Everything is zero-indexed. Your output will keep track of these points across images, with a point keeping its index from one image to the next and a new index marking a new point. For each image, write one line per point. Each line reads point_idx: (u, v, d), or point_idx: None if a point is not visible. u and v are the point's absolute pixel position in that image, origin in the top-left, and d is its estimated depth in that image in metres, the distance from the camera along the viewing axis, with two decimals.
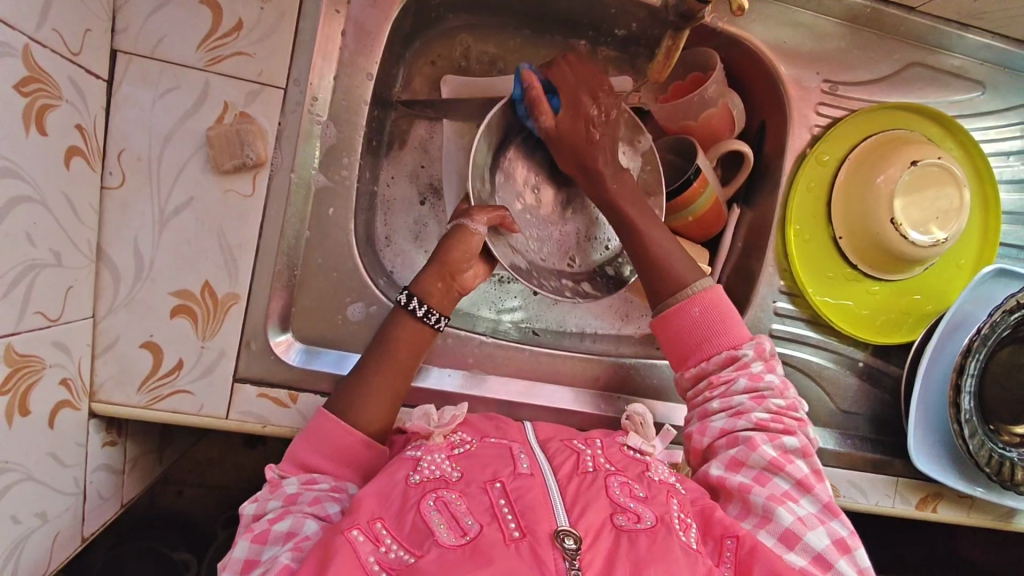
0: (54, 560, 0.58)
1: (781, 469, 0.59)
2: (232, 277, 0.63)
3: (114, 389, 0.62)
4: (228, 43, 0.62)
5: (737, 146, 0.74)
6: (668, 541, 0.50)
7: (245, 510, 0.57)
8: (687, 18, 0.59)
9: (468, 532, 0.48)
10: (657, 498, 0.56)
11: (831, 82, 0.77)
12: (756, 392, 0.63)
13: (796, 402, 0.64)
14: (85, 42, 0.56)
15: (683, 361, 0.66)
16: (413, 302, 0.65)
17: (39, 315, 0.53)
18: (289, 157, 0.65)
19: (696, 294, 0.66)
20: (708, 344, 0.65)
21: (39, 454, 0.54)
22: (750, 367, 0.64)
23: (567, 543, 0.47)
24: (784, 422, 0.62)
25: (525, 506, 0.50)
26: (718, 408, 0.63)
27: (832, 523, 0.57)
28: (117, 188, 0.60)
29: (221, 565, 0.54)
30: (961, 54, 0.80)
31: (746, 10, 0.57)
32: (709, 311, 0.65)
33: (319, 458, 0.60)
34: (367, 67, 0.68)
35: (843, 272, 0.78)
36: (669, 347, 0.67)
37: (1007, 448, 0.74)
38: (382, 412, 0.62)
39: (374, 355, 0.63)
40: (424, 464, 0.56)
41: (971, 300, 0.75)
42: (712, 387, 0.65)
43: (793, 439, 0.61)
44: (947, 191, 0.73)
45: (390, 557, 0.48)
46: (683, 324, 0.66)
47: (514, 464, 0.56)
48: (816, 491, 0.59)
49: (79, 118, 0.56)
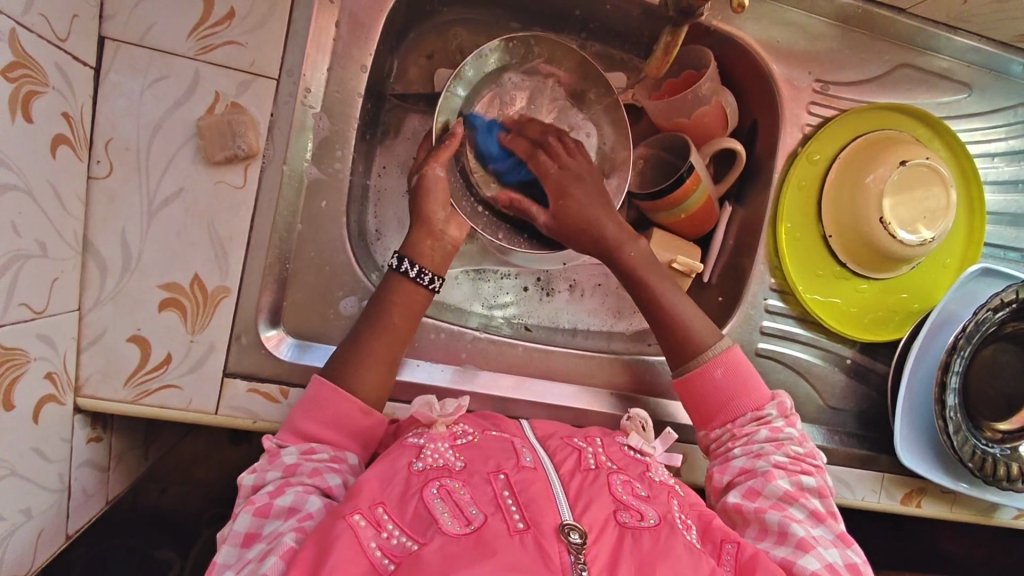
0: (38, 557, 0.57)
1: (796, 499, 0.60)
2: (222, 270, 0.62)
3: (100, 383, 0.60)
4: (219, 32, 0.61)
5: (730, 143, 0.74)
6: (671, 539, 0.50)
7: (242, 481, 0.56)
8: (686, 14, 0.59)
9: (472, 522, 0.48)
10: (659, 497, 0.57)
11: (822, 82, 0.78)
12: (777, 441, 0.65)
13: (815, 451, 0.65)
14: (72, 28, 0.54)
15: (706, 422, 0.68)
16: (404, 264, 0.66)
17: (24, 308, 0.51)
18: (281, 150, 0.64)
19: (717, 355, 0.67)
20: (734, 405, 0.67)
21: (23, 449, 0.53)
22: (772, 423, 0.66)
23: (572, 537, 0.47)
24: (803, 465, 0.63)
25: (530, 498, 0.50)
26: (738, 453, 0.65)
27: (846, 550, 0.56)
28: (104, 179, 0.59)
29: (222, 538, 0.53)
30: (950, 56, 0.81)
31: (745, 7, 0.56)
32: (731, 371, 0.67)
33: (318, 428, 0.59)
34: (361, 59, 0.68)
35: (831, 270, 0.79)
36: (693, 409, 0.69)
37: (990, 445, 0.75)
38: (380, 379, 0.63)
39: (372, 329, 0.63)
40: (427, 452, 0.56)
41: (957, 299, 0.76)
42: (733, 438, 0.66)
43: (811, 479, 0.62)
44: (934, 192, 0.74)
45: (392, 543, 0.48)
46: (705, 387, 0.67)
47: (517, 457, 0.56)
48: (830, 523, 0.58)
49: (66, 105, 0.54)
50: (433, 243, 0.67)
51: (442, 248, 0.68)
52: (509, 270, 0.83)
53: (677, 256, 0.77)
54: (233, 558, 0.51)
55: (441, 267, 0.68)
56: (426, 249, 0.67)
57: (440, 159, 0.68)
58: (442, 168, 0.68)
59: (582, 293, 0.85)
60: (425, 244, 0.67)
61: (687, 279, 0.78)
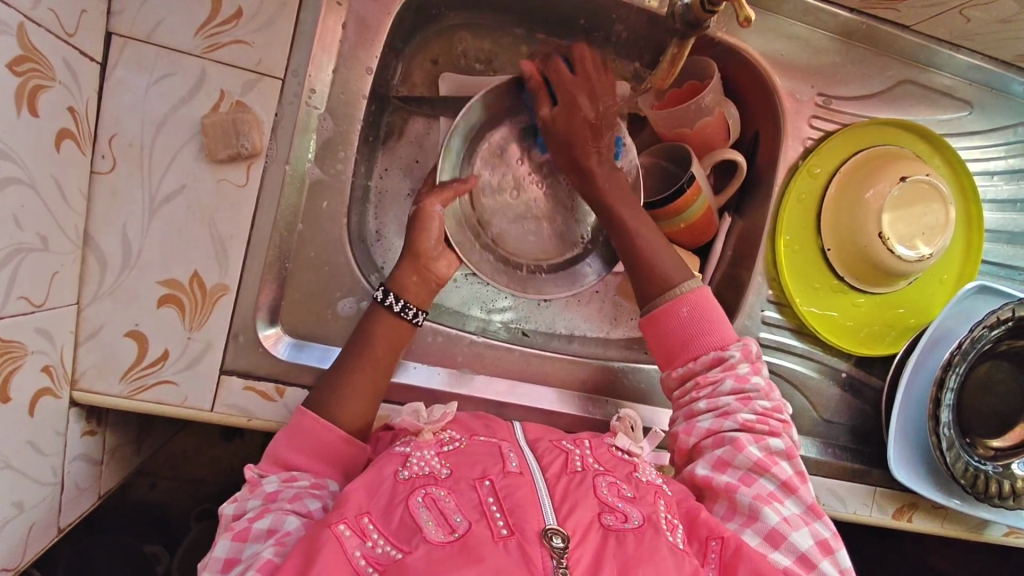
0: (29, 550, 0.57)
1: (766, 470, 0.61)
2: (222, 268, 0.62)
3: (96, 377, 0.60)
4: (226, 31, 0.61)
5: (731, 154, 0.75)
6: (656, 541, 0.51)
7: (223, 510, 0.56)
8: (693, 26, 0.59)
9: (457, 529, 0.48)
10: (645, 498, 0.57)
11: (824, 96, 0.78)
12: (742, 393, 0.64)
13: (781, 404, 0.65)
14: (80, 24, 0.55)
15: (670, 361, 0.68)
16: (389, 298, 0.66)
17: (23, 301, 0.51)
18: (284, 149, 0.64)
19: (683, 294, 0.67)
20: (697, 343, 0.66)
21: (18, 442, 0.53)
22: (736, 368, 0.65)
23: (555, 542, 0.47)
24: (770, 423, 0.63)
25: (513, 504, 0.51)
26: (704, 408, 0.64)
27: (816, 524, 0.58)
28: (107, 173, 0.59)
29: (201, 566, 0.53)
30: (951, 74, 0.81)
31: (752, 22, 0.53)
32: (697, 309, 0.67)
33: (297, 456, 0.59)
34: (367, 61, 0.68)
35: (829, 284, 0.79)
36: (658, 347, 0.68)
37: (983, 461, 0.75)
38: (360, 410, 0.63)
39: (354, 361, 0.63)
40: (414, 460, 0.57)
41: (954, 316, 0.77)
42: (698, 387, 0.66)
43: (778, 441, 0.63)
44: (933, 208, 0.74)
45: (377, 552, 0.48)
46: (670, 324, 0.67)
47: (503, 462, 0.56)
48: (800, 493, 0.60)
49: (72, 100, 0.55)
50: (418, 279, 0.67)
51: (426, 285, 0.68)
52: None
53: None
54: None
55: (426, 301, 0.68)
56: (410, 283, 0.67)
57: (441, 198, 0.67)
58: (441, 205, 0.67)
59: (580, 299, 0.85)
60: (421, 258, 0.67)
61: None
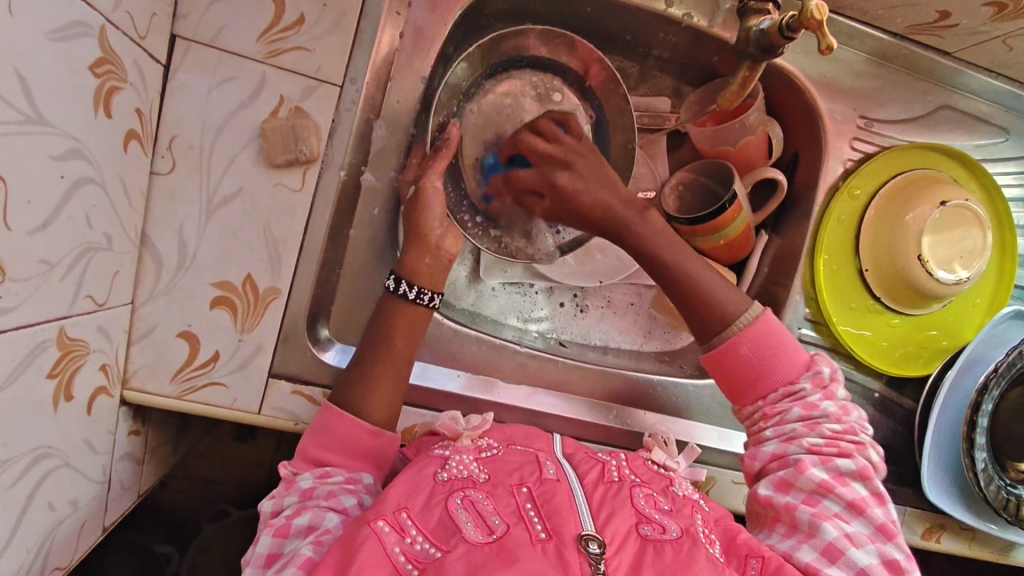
0: (79, 548, 0.57)
1: (831, 491, 0.59)
2: (274, 271, 0.63)
3: (148, 376, 0.61)
4: (288, 37, 0.61)
5: (772, 173, 0.76)
6: (694, 551, 0.50)
7: (261, 507, 0.57)
8: (767, 51, 0.57)
9: (495, 531, 0.49)
10: (682, 511, 0.57)
11: (866, 118, 0.79)
12: (810, 419, 0.63)
13: (854, 426, 0.63)
14: (150, 26, 0.55)
15: (739, 397, 0.66)
16: (402, 286, 0.64)
17: (89, 299, 0.52)
18: (339, 155, 0.65)
19: (742, 332, 0.64)
20: (765, 381, 0.64)
21: (76, 439, 0.53)
22: (806, 398, 0.64)
23: (591, 547, 0.47)
24: (840, 446, 0.61)
25: (552, 508, 0.51)
26: (771, 434, 0.64)
27: (885, 545, 0.56)
28: (166, 175, 0.60)
29: (244, 561, 0.53)
30: (989, 100, 0.82)
31: (833, 50, 0.50)
32: (758, 347, 0.64)
33: (328, 453, 0.59)
34: (422, 70, 0.69)
35: (865, 303, 0.80)
36: (724, 384, 0.67)
37: (1015, 485, 0.76)
38: (389, 403, 0.62)
39: (380, 354, 0.62)
40: (452, 463, 0.57)
41: (988, 340, 0.77)
42: (766, 417, 0.65)
43: (848, 462, 0.61)
44: (971, 232, 0.75)
45: (416, 549, 0.48)
46: (732, 363, 0.65)
47: (540, 469, 0.56)
48: (869, 513, 0.58)
49: (139, 102, 0.55)
50: (431, 260, 0.65)
51: (438, 266, 0.66)
52: (545, 284, 0.83)
53: None
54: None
55: None
56: (423, 268, 0.65)
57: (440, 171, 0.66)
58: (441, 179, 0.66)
59: (615, 311, 0.85)
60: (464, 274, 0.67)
61: None
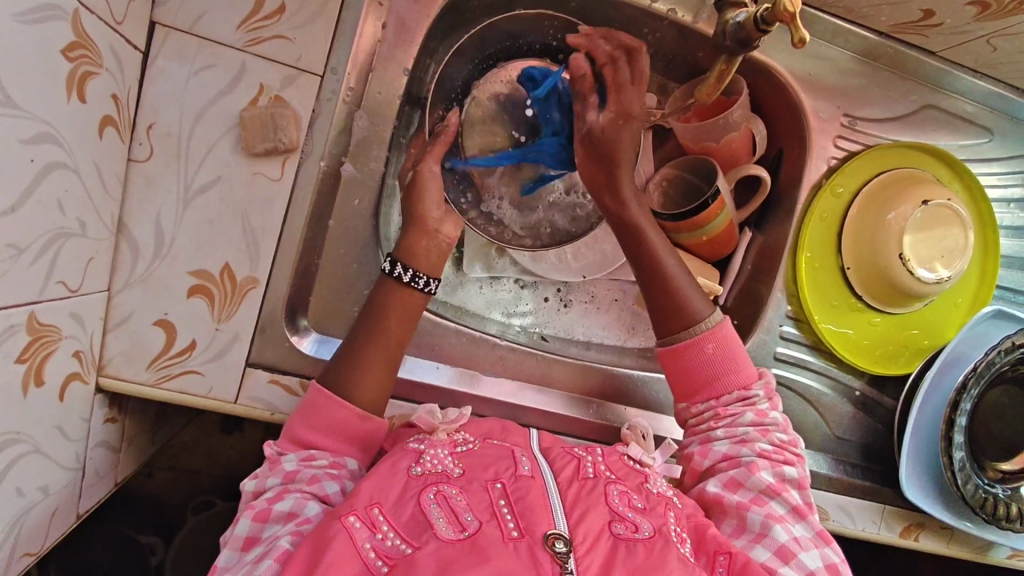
0: (50, 535, 0.57)
1: (778, 493, 0.61)
2: (253, 261, 0.63)
3: (123, 364, 0.60)
4: (268, 26, 0.61)
5: (755, 170, 0.76)
6: (666, 550, 0.51)
7: (245, 486, 0.57)
8: (744, 45, 0.56)
9: (467, 528, 0.49)
10: (655, 509, 0.57)
11: (850, 117, 0.79)
12: (761, 426, 0.66)
13: (796, 439, 0.67)
14: (127, 12, 0.55)
15: (690, 396, 0.68)
16: (397, 269, 0.64)
17: (61, 285, 0.51)
18: (320, 145, 0.65)
19: (707, 331, 0.66)
20: (719, 383, 0.66)
21: (48, 426, 0.53)
22: (757, 405, 0.66)
23: (557, 546, 0.48)
24: (785, 455, 0.65)
25: (525, 507, 0.51)
26: (722, 435, 0.65)
27: (825, 548, 0.58)
28: (143, 162, 0.60)
29: (223, 540, 0.54)
30: (974, 101, 0.83)
31: (806, 44, 0.49)
32: (721, 349, 0.67)
33: (316, 435, 0.59)
34: (403, 61, 0.69)
35: (847, 302, 0.81)
36: (676, 382, 0.68)
37: (992, 484, 0.76)
38: (376, 386, 0.62)
39: (364, 339, 0.62)
40: (427, 457, 0.57)
41: (968, 339, 0.78)
42: (718, 418, 0.66)
43: (792, 469, 0.64)
44: (952, 232, 0.75)
45: (386, 545, 0.48)
46: (693, 360, 0.67)
47: (515, 466, 0.56)
48: (810, 519, 0.60)
49: (115, 88, 0.55)
50: (424, 244, 0.66)
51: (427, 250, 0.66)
52: (529, 280, 0.83)
53: (699, 277, 0.78)
54: (233, 562, 0.51)
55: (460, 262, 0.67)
56: (413, 250, 0.65)
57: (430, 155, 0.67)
58: (437, 164, 0.67)
59: (599, 307, 0.85)
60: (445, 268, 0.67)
61: (707, 299, 0.79)
